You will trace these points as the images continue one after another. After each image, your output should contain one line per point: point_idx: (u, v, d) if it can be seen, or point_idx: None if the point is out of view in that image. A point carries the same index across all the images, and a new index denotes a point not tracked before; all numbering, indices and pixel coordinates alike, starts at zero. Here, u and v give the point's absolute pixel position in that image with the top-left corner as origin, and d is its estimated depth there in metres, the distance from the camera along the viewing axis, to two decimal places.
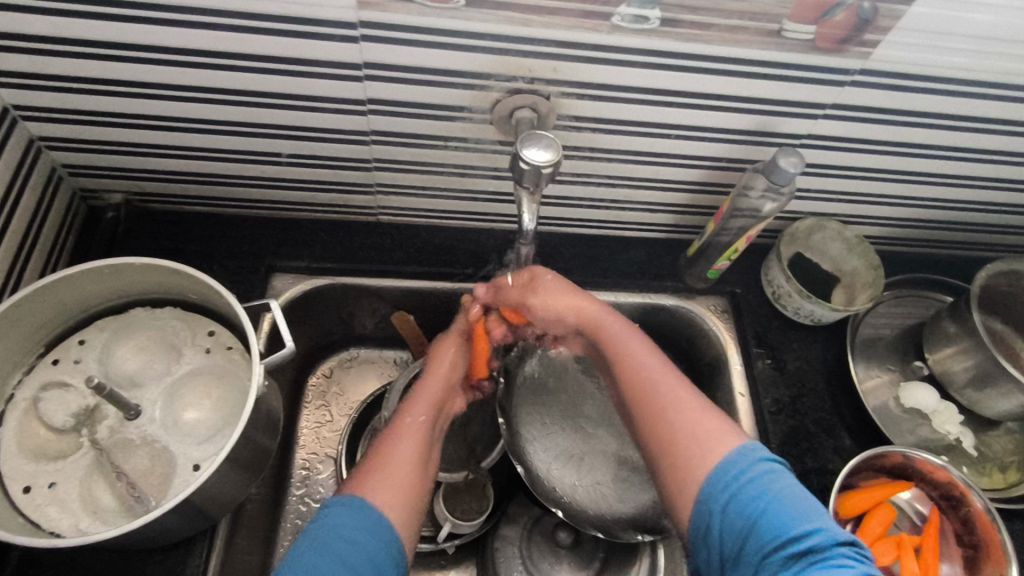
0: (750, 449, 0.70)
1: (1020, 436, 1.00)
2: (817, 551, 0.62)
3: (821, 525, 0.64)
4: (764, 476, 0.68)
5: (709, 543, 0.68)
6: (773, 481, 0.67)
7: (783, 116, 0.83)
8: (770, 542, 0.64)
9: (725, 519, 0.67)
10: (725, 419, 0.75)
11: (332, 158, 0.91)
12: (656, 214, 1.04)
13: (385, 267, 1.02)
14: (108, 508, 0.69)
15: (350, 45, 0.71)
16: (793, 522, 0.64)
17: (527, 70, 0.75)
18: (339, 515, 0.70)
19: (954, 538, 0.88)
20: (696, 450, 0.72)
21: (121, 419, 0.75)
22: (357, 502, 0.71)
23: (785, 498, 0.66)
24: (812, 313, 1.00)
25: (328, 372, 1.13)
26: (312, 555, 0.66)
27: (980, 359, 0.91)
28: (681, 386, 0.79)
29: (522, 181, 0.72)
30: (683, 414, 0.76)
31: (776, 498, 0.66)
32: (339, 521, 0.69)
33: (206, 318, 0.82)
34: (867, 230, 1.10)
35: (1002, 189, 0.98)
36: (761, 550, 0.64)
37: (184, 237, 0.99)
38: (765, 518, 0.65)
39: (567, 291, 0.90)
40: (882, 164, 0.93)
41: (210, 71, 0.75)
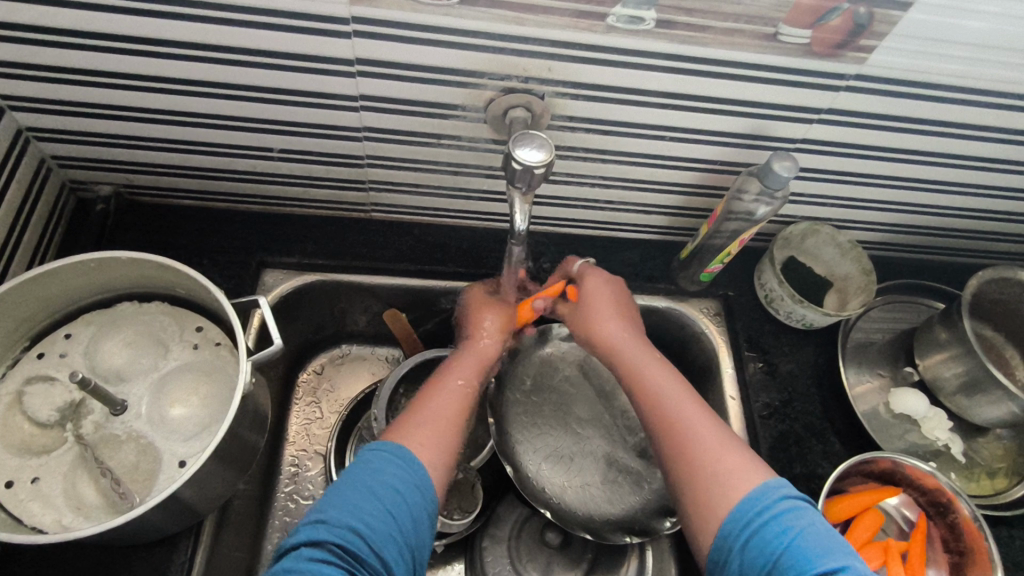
0: (774, 486, 0.67)
1: (1009, 443, 1.00)
2: None
3: (846, 562, 0.60)
4: (786, 513, 0.64)
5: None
6: (797, 517, 0.64)
7: (778, 120, 0.83)
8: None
9: (746, 557, 0.63)
10: (750, 454, 0.72)
11: (325, 154, 0.90)
12: (650, 215, 1.04)
13: (377, 264, 1.02)
14: (92, 504, 0.69)
15: (342, 41, 0.71)
16: (816, 559, 0.60)
17: (521, 69, 0.74)
18: (382, 460, 0.68)
19: (941, 544, 0.89)
20: (720, 485, 0.69)
21: (107, 415, 0.74)
22: (402, 454, 0.70)
23: (808, 536, 0.62)
24: (803, 317, 1.00)
25: (319, 368, 1.13)
26: (353, 493, 0.64)
27: (970, 365, 0.92)
28: (705, 417, 0.76)
29: (514, 180, 0.72)
30: (707, 446, 0.73)
31: (799, 534, 0.62)
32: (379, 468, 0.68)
33: (195, 314, 0.82)
34: (861, 235, 1.10)
35: (995, 197, 0.99)
36: None
37: (174, 231, 0.99)
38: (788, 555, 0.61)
39: (605, 307, 0.90)
40: (876, 169, 0.92)
41: (201, 64, 0.74)
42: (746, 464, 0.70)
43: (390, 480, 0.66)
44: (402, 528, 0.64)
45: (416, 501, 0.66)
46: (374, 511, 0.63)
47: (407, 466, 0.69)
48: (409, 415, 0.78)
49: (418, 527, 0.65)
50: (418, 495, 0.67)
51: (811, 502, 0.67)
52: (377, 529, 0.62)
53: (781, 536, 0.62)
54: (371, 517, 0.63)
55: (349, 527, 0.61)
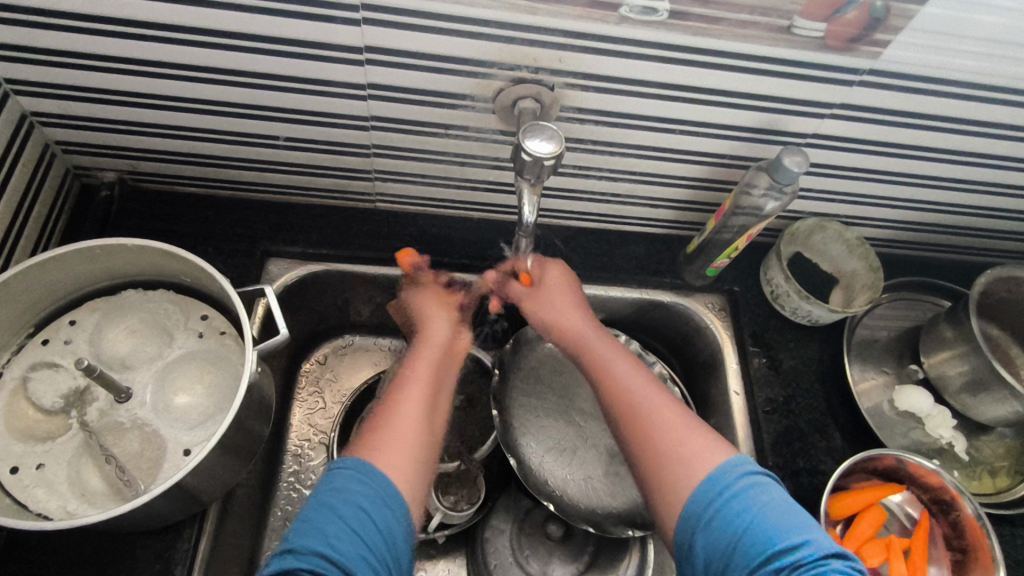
0: (739, 463, 0.68)
1: (1011, 442, 1.00)
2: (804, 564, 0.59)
3: (808, 537, 0.61)
4: (750, 489, 0.65)
5: (692, 560, 0.64)
6: (761, 494, 0.64)
7: (789, 115, 0.82)
8: (758, 556, 0.60)
9: (709, 536, 0.63)
10: (716, 438, 0.72)
11: (331, 142, 0.89)
12: (657, 209, 1.03)
13: (382, 255, 1.01)
14: (96, 491, 0.69)
15: (351, 28, 0.70)
16: (781, 535, 0.61)
17: (531, 59, 0.73)
18: (346, 479, 0.66)
19: (943, 541, 0.89)
20: (684, 466, 0.69)
21: (111, 401, 0.74)
22: (366, 468, 0.68)
23: (771, 513, 0.63)
24: (809, 314, 1.00)
25: (322, 359, 1.12)
26: (319, 518, 0.63)
27: (975, 364, 0.91)
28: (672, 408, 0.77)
29: (523, 172, 0.72)
30: (673, 433, 0.73)
31: (762, 510, 0.63)
32: (349, 488, 0.65)
33: (199, 302, 0.82)
34: (868, 232, 1.09)
35: (1004, 195, 0.98)
36: (749, 565, 0.60)
37: (179, 218, 0.98)
38: (750, 533, 0.61)
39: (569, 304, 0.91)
40: (886, 165, 0.92)
41: (209, 49, 0.73)
42: (710, 444, 0.71)
43: (354, 497, 0.64)
44: (372, 549, 0.62)
45: (384, 518, 0.64)
46: (339, 533, 0.61)
47: (369, 483, 0.66)
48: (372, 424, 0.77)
49: (391, 544, 0.64)
50: (386, 510, 0.65)
51: (773, 479, 0.68)
52: (344, 550, 0.60)
53: (743, 513, 0.63)
54: (336, 539, 0.61)
55: (315, 552, 0.60)
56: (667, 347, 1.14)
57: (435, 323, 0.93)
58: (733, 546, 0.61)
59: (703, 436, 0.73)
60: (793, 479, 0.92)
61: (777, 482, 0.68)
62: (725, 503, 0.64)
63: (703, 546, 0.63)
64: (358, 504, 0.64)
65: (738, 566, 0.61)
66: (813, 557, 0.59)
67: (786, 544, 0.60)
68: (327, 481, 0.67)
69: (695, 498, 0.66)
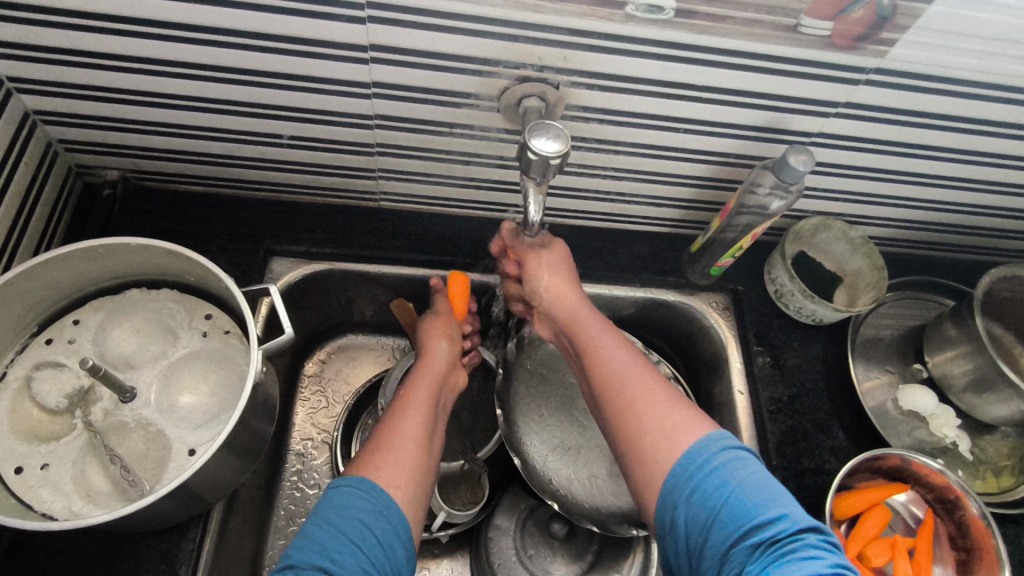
0: (715, 438, 0.66)
1: (1015, 441, 1.00)
2: (782, 541, 0.58)
3: (786, 511, 0.60)
4: (727, 465, 0.63)
5: (676, 536, 0.64)
6: (738, 469, 0.63)
7: (794, 114, 0.82)
8: (733, 532, 0.59)
9: (689, 510, 0.63)
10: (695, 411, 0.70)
11: (334, 141, 0.89)
12: (661, 208, 1.03)
13: (385, 254, 1.01)
14: (101, 491, 0.69)
15: (356, 27, 0.70)
16: (758, 511, 0.60)
17: (536, 58, 0.73)
18: (346, 495, 0.66)
19: (948, 541, 0.89)
20: (660, 441, 0.67)
21: (116, 401, 0.74)
22: (367, 486, 0.67)
23: (749, 489, 0.61)
24: (813, 313, 1.00)
25: (325, 358, 1.12)
26: (320, 535, 0.62)
27: (979, 363, 0.91)
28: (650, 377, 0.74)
29: (529, 171, 0.71)
30: (648, 404, 0.71)
31: (738, 486, 0.61)
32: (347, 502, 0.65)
33: (203, 301, 0.81)
34: (872, 231, 1.09)
35: (1009, 194, 0.98)
36: (725, 541, 0.59)
37: (182, 217, 0.98)
38: (727, 509, 0.60)
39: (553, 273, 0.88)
40: (891, 164, 0.92)
41: (212, 48, 0.73)
42: (686, 418, 0.69)
43: (355, 514, 0.64)
44: (374, 559, 0.62)
45: (385, 530, 0.64)
46: (341, 547, 0.61)
47: (372, 499, 0.66)
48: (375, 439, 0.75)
49: (391, 554, 0.64)
50: (386, 523, 0.65)
51: (754, 452, 0.66)
52: (346, 565, 0.60)
53: (721, 489, 0.62)
54: (339, 553, 0.61)
55: (316, 566, 0.59)
56: (670, 346, 1.14)
57: (434, 348, 0.89)
58: (708, 520, 0.61)
59: (684, 410, 0.70)
60: (798, 478, 0.92)
61: (758, 456, 0.66)
62: (702, 481, 0.63)
63: (683, 521, 0.63)
64: (357, 516, 0.64)
65: (715, 540, 0.60)
66: (789, 532, 0.58)
67: (762, 518, 0.59)
68: (325, 500, 0.66)
69: (672, 473, 0.65)
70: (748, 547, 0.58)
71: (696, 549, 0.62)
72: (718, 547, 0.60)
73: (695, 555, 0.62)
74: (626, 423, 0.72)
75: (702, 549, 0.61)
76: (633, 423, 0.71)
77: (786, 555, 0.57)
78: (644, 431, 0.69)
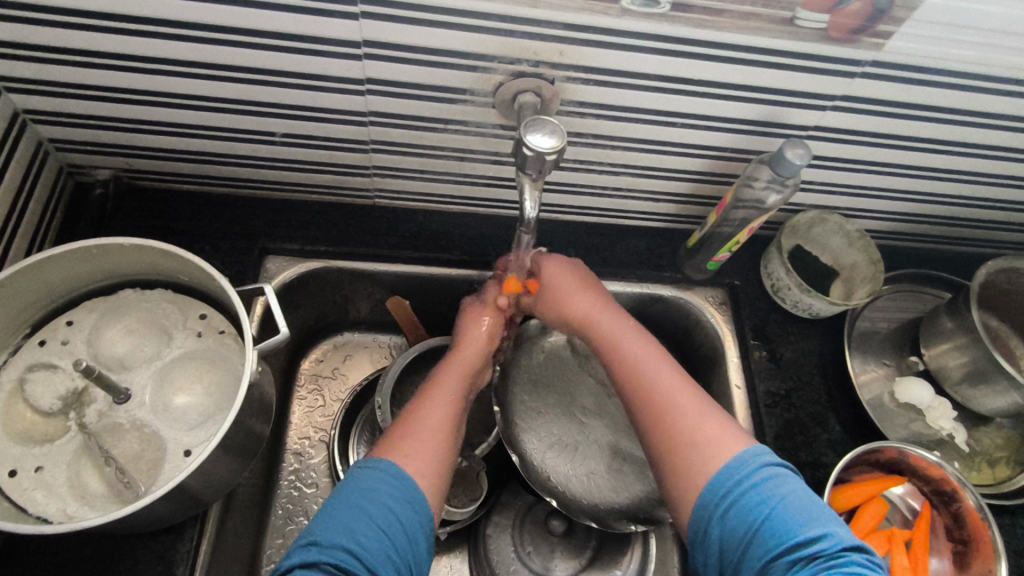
0: (754, 454, 0.68)
1: (1010, 432, 1.01)
2: (823, 557, 0.59)
3: (827, 529, 0.61)
4: (766, 482, 0.65)
5: (708, 547, 0.66)
6: (777, 486, 0.65)
7: (790, 107, 0.82)
8: (774, 549, 0.61)
9: (726, 525, 0.64)
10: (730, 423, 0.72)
11: (329, 138, 0.88)
12: (658, 203, 1.03)
13: (381, 251, 1.00)
14: (96, 493, 0.68)
15: (349, 22, 0.69)
16: (798, 528, 0.61)
17: (531, 53, 0.73)
18: (374, 479, 0.67)
19: (944, 534, 0.89)
20: (698, 455, 0.69)
21: (110, 403, 0.73)
22: (396, 471, 0.68)
23: (790, 506, 0.63)
24: (810, 307, 1.00)
25: (321, 356, 1.12)
26: (347, 515, 0.63)
27: (975, 355, 0.92)
28: (681, 388, 0.76)
29: (525, 167, 0.71)
30: (685, 417, 0.73)
31: (779, 503, 0.63)
32: (373, 485, 0.66)
33: (198, 301, 0.81)
34: (868, 224, 1.09)
35: (1005, 186, 0.98)
36: (764, 557, 0.61)
37: (176, 216, 0.97)
38: (767, 526, 0.62)
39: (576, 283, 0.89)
40: (888, 157, 0.91)
41: (205, 45, 0.72)
42: (724, 431, 0.71)
43: (382, 498, 0.65)
44: (398, 546, 0.63)
45: (409, 515, 0.66)
46: (367, 531, 0.62)
47: (397, 483, 0.67)
48: (399, 427, 0.76)
49: (413, 542, 0.64)
50: (411, 509, 0.66)
51: (790, 467, 0.68)
52: (372, 549, 0.61)
53: (761, 505, 0.63)
54: (365, 537, 0.62)
55: (344, 549, 0.60)
56: (668, 342, 1.14)
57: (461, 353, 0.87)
58: (747, 536, 0.62)
59: (718, 422, 0.72)
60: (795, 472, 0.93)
61: (794, 472, 0.68)
62: (741, 497, 0.65)
63: (719, 535, 0.65)
64: (383, 501, 0.65)
65: (754, 555, 0.62)
66: (831, 548, 0.59)
67: (803, 535, 0.61)
68: (352, 480, 0.68)
69: (709, 486, 0.67)
70: (788, 562, 0.60)
71: (733, 562, 0.63)
72: (756, 561, 0.62)
73: (730, 568, 0.64)
74: (662, 434, 0.73)
75: (740, 562, 0.63)
76: (669, 435, 0.73)
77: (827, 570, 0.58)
78: (680, 442, 0.71)
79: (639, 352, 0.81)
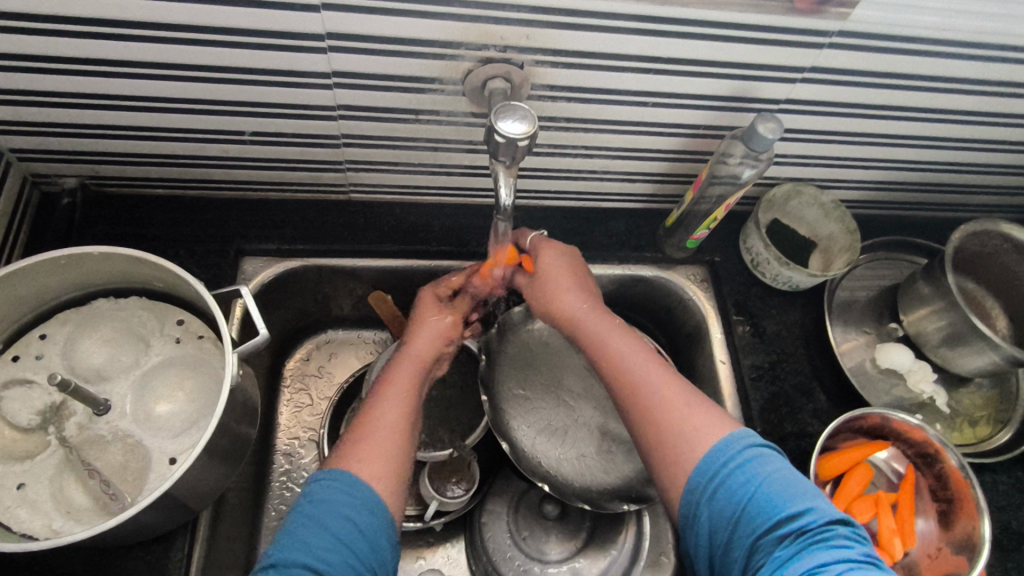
0: (738, 439, 0.68)
1: (989, 392, 1.03)
2: (810, 531, 0.60)
3: (812, 504, 0.62)
4: (750, 462, 0.65)
5: (698, 532, 0.66)
6: (762, 465, 0.65)
7: (760, 81, 0.82)
8: (761, 527, 0.61)
9: (713, 508, 0.65)
10: (715, 410, 0.72)
11: (299, 134, 0.87)
12: (635, 183, 1.03)
13: (360, 247, 0.99)
14: (82, 507, 0.67)
15: (311, 15, 0.68)
16: (785, 503, 0.62)
17: (498, 38, 0.72)
18: (329, 490, 0.66)
19: (930, 494, 0.91)
20: (685, 445, 0.69)
21: (90, 415, 0.72)
22: (350, 480, 0.67)
23: (775, 483, 0.64)
24: (790, 279, 1.01)
25: (306, 355, 1.11)
26: (302, 531, 0.63)
27: (952, 318, 0.93)
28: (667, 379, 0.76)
29: (497, 153, 0.70)
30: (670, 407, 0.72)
31: (762, 482, 0.64)
32: (329, 497, 0.65)
33: (174, 307, 0.79)
34: (844, 194, 1.10)
35: (975, 149, 0.99)
36: (753, 535, 0.62)
37: (147, 222, 0.95)
38: (754, 505, 0.63)
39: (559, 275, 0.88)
40: (859, 127, 0.92)
41: (164, 45, 0.71)
42: (709, 419, 0.70)
43: (342, 510, 0.64)
44: (361, 556, 0.62)
45: (370, 523, 0.65)
46: (326, 544, 0.61)
47: (353, 492, 0.66)
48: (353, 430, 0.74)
49: (379, 549, 0.64)
50: (371, 516, 0.65)
51: (774, 448, 0.69)
52: (332, 562, 0.60)
53: (747, 485, 0.64)
54: (323, 551, 0.61)
55: (304, 565, 0.60)
56: (653, 322, 1.14)
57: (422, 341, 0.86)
58: (733, 515, 0.63)
59: (704, 410, 0.72)
60: (782, 443, 0.94)
61: (777, 451, 0.69)
62: (727, 478, 0.65)
63: (707, 518, 0.65)
64: (340, 513, 0.64)
65: (741, 534, 0.62)
66: (814, 525, 0.60)
67: (788, 512, 0.61)
68: (307, 493, 0.67)
69: (697, 474, 0.67)
70: (777, 538, 0.61)
71: (722, 544, 0.64)
72: (746, 540, 0.62)
73: (719, 551, 0.64)
74: (649, 425, 0.73)
75: (729, 543, 0.63)
76: (655, 423, 0.73)
77: (810, 545, 0.59)
78: (667, 429, 0.71)
79: (617, 339, 0.80)
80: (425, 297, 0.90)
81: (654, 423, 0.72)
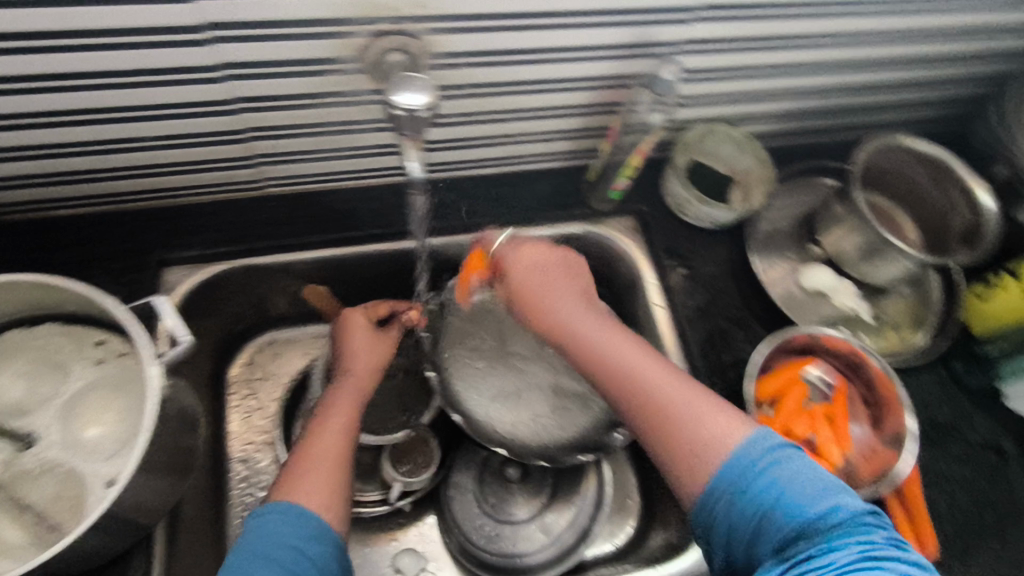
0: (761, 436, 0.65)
1: (909, 299, 1.09)
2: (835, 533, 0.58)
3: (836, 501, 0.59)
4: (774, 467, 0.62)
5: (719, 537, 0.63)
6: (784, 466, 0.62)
7: (657, 25, 0.82)
8: (786, 531, 0.59)
9: (734, 513, 0.62)
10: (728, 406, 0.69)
11: (199, 134, 0.84)
12: (554, 143, 1.03)
13: (285, 242, 0.97)
14: (19, 544, 0.65)
15: (184, 6, 0.64)
16: (807, 505, 0.59)
17: (386, 9, 0.70)
18: (272, 522, 0.67)
19: (863, 401, 0.97)
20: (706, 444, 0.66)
21: (16, 451, 0.70)
22: (294, 509, 0.69)
23: (797, 484, 0.61)
24: (709, 217, 1.06)
25: (249, 359, 1.09)
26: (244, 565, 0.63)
27: (866, 234, 0.97)
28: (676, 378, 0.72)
29: (402, 128, 0.70)
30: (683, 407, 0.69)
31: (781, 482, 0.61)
32: (272, 529, 0.66)
33: (91, 328, 0.76)
34: (757, 128, 1.13)
35: (871, 70, 1.03)
36: (778, 541, 0.59)
37: (53, 245, 0.91)
38: (781, 511, 0.59)
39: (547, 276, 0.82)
40: (759, 61, 0.94)
41: (30, 55, 0.66)
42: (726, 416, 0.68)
43: (286, 540, 0.66)
44: None
45: (316, 552, 0.66)
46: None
47: (296, 521, 0.68)
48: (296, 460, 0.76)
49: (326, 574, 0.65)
50: (318, 544, 0.67)
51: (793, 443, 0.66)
52: None
53: (768, 488, 0.61)
54: None
55: None
56: None
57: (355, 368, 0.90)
58: (757, 522, 0.60)
59: (717, 406, 0.69)
60: (722, 375, 0.98)
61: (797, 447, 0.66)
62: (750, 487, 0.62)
63: (727, 524, 0.62)
64: (281, 543, 0.65)
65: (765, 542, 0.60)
66: (837, 521, 0.58)
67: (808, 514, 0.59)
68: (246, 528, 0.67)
69: (724, 473, 0.64)
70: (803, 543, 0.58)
71: (743, 550, 0.62)
72: (769, 545, 0.60)
73: (740, 555, 0.62)
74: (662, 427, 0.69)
75: (750, 548, 0.61)
76: (671, 426, 0.69)
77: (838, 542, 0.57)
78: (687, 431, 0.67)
79: (611, 341, 0.75)
80: (352, 319, 0.95)
81: (664, 426, 0.69)
